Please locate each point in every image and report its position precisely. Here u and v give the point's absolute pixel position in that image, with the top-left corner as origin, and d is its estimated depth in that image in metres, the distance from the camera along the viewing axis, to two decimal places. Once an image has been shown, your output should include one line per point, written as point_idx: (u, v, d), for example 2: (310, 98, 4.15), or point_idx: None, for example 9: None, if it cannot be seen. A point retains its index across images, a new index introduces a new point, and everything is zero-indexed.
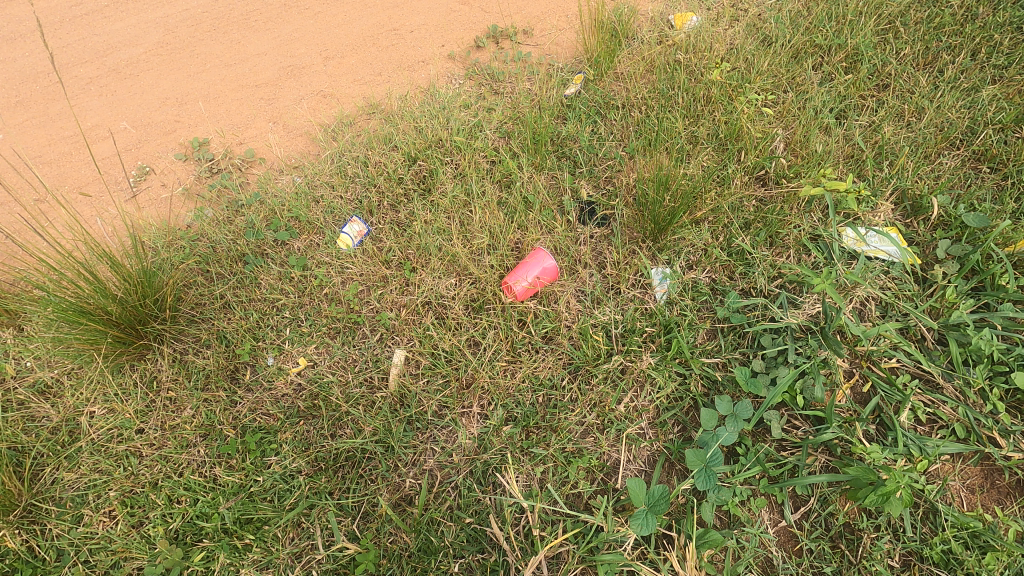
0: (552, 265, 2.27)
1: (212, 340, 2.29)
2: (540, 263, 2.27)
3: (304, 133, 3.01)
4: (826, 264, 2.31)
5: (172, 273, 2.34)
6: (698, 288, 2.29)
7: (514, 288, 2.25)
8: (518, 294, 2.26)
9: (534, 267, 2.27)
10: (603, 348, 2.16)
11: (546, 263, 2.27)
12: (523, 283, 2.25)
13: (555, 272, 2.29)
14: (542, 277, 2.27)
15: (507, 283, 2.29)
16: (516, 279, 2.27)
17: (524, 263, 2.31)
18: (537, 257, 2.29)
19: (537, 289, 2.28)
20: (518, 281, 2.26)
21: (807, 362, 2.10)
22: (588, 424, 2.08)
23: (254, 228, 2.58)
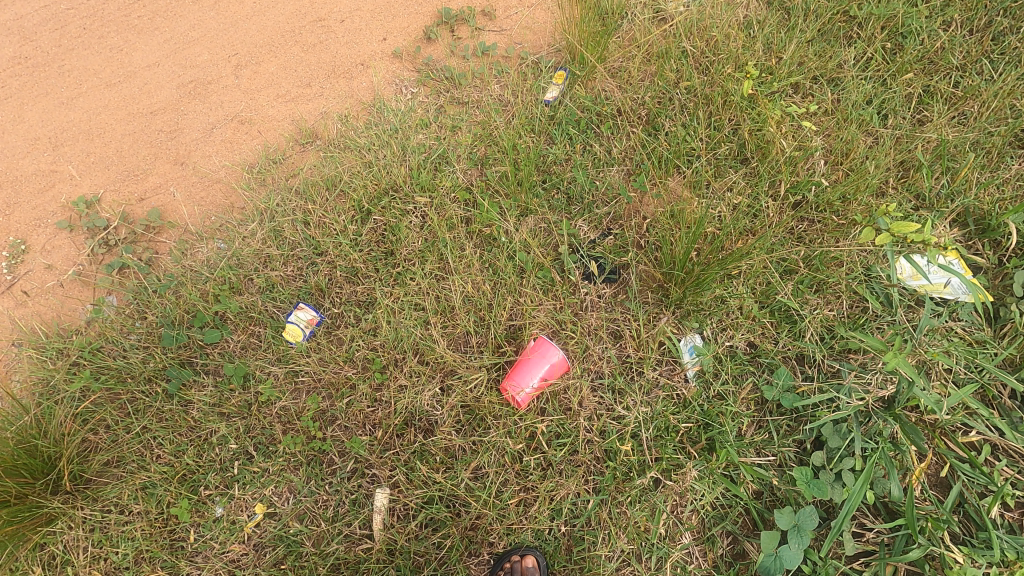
0: (560, 358, 1.79)
1: (138, 497, 1.77)
2: (545, 357, 1.79)
3: (221, 177, 2.37)
4: (886, 316, 1.90)
5: (67, 426, 1.78)
6: (737, 362, 1.88)
7: (516, 394, 1.78)
8: (522, 401, 1.78)
9: (539, 364, 1.79)
10: (633, 459, 1.76)
11: (553, 357, 1.79)
12: (526, 387, 1.78)
13: (565, 366, 1.82)
14: (549, 374, 1.80)
15: (505, 386, 1.81)
16: (517, 382, 1.79)
17: (524, 357, 1.83)
18: (541, 350, 1.80)
19: (543, 388, 1.81)
20: (521, 384, 1.78)
21: (877, 451, 1.73)
22: (624, 555, 1.70)
23: (171, 327, 2.01)
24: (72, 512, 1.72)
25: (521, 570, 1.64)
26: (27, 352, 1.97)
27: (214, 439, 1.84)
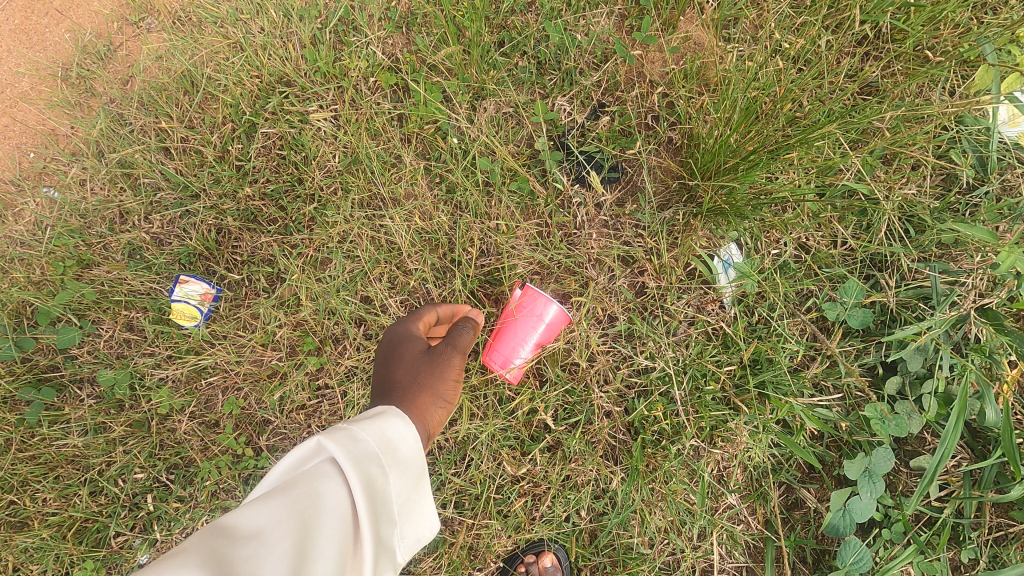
0: (559, 316, 1.26)
1: (27, 562, 1.34)
2: (535, 319, 1.27)
3: (24, 88, 1.58)
4: (982, 189, 1.40)
5: None
6: (789, 277, 1.41)
7: (502, 371, 1.32)
8: (513, 378, 1.33)
9: (528, 328, 1.29)
10: (665, 424, 1.36)
11: (549, 317, 1.26)
12: (515, 360, 1.31)
13: (566, 323, 1.29)
14: (546, 339, 1.30)
15: (488, 357, 1.35)
16: (501, 355, 1.32)
17: (507, 317, 1.32)
18: (529, 309, 1.28)
19: (543, 345, 1.31)
20: (506, 358, 1.31)
21: (971, 370, 1.34)
22: (661, 534, 1.38)
23: (8, 332, 1.42)
24: None
25: (539, 572, 1.36)
26: None
27: (110, 474, 1.37)
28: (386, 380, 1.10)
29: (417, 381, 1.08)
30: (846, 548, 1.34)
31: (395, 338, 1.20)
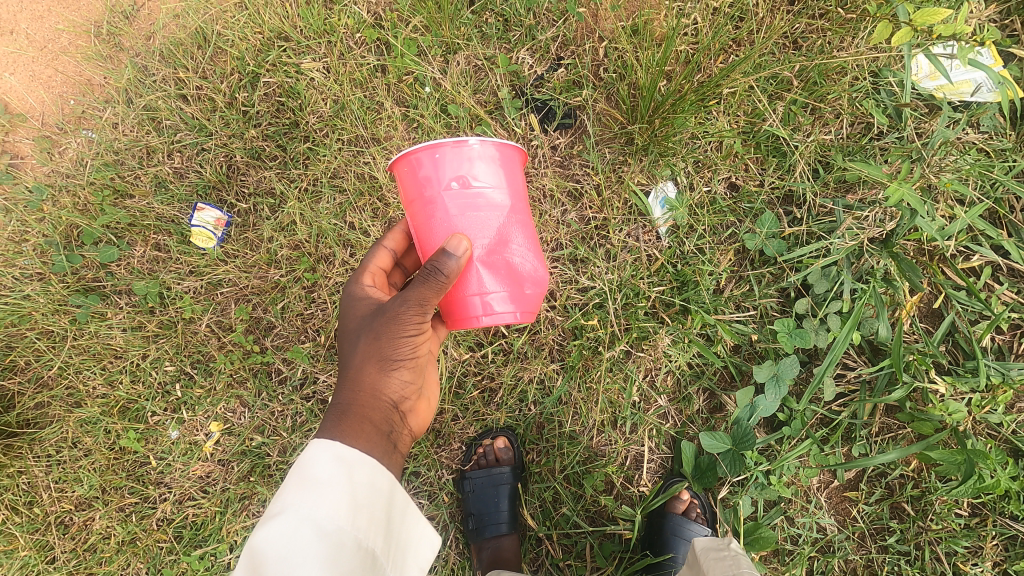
0: (487, 142, 1.02)
1: (83, 432, 1.67)
2: (458, 183, 1.01)
3: (63, 47, 1.85)
4: (894, 133, 1.58)
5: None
6: (716, 211, 1.62)
7: (497, 297, 1.05)
8: (522, 288, 1.07)
9: (464, 201, 1.01)
10: (601, 332, 1.61)
11: (473, 155, 1.01)
12: (489, 260, 1.04)
13: (510, 147, 1.06)
14: (500, 185, 1.04)
15: (452, 311, 1.09)
16: (465, 277, 1.04)
17: (421, 221, 1.06)
18: (436, 179, 1.01)
19: (476, 207, 1.02)
20: (473, 272, 1.04)
21: (868, 291, 1.56)
22: (597, 425, 1.65)
23: (59, 249, 1.72)
24: (18, 461, 1.64)
25: (495, 453, 1.66)
26: None
27: (146, 364, 1.68)
28: (350, 345, 1.14)
29: (367, 353, 1.08)
30: (734, 442, 1.58)
31: (372, 271, 1.25)
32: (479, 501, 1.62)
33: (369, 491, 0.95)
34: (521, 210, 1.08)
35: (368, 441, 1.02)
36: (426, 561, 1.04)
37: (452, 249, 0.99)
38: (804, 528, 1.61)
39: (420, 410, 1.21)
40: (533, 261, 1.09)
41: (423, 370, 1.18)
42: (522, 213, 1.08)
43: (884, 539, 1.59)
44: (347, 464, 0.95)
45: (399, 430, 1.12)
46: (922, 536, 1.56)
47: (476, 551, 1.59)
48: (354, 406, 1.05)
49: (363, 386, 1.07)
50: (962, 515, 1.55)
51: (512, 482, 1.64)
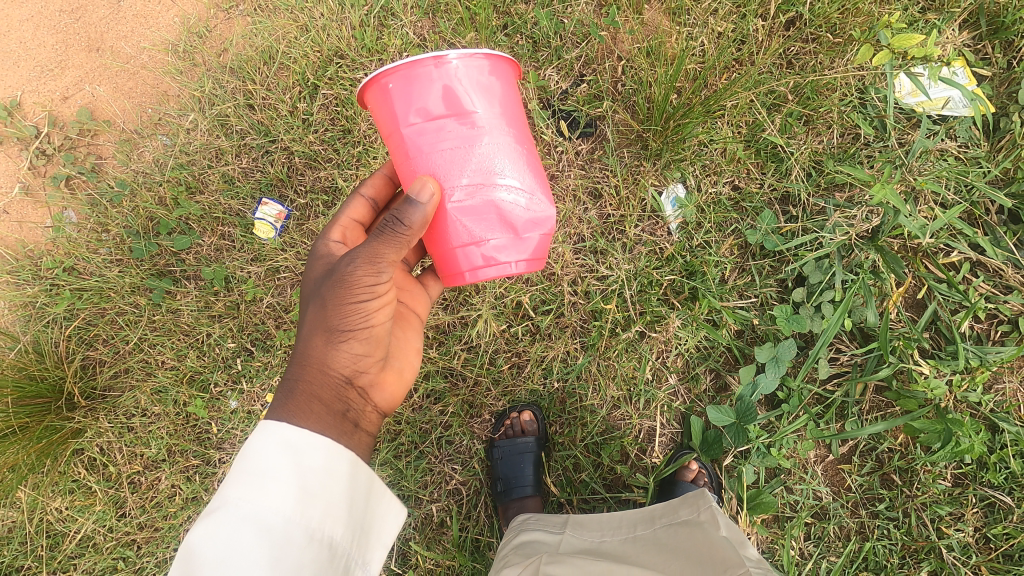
0: (467, 62, 1.06)
1: (154, 400, 1.88)
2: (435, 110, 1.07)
3: (145, 63, 2.11)
4: (879, 143, 1.78)
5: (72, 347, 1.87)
6: (721, 210, 1.82)
7: (496, 238, 1.14)
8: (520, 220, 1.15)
9: (447, 128, 1.07)
10: (618, 315, 1.81)
11: (454, 78, 1.06)
12: (480, 195, 1.11)
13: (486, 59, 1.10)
14: (483, 102, 1.09)
15: (444, 265, 1.21)
16: (458, 219, 1.13)
17: (404, 157, 1.12)
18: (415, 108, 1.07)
19: (451, 136, 1.08)
20: (466, 211, 1.12)
21: (857, 281, 1.75)
22: (613, 400, 1.83)
23: (138, 238, 1.95)
24: (97, 424, 1.85)
25: (521, 424, 1.84)
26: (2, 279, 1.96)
27: (212, 341, 1.89)
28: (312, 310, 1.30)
29: (318, 326, 1.24)
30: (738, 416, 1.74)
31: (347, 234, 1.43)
32: (506, 466, 1.79)
33: (316, 474, 1.09)
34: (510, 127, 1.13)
35: (318, 415, 1.18)
36: (389, 515, 1.19)
37: (424, 192, 1.09)
38: (801, 496, 1.78)
39: (383, 382, 1.35)
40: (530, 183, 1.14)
41: (384, 348, 1.32)
42: (504, 143, 1.11)
43: (875, 505, 1.76)
44: (292, 450, 1.10)
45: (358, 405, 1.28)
46: (909, 503, 1.73)
47: (502, 511, 1.77)
48: (301, 378, 1.23)
49: (308, 359, 1.24)
50: (945, 485, 1.71)
51: (536, 451, 1.80)
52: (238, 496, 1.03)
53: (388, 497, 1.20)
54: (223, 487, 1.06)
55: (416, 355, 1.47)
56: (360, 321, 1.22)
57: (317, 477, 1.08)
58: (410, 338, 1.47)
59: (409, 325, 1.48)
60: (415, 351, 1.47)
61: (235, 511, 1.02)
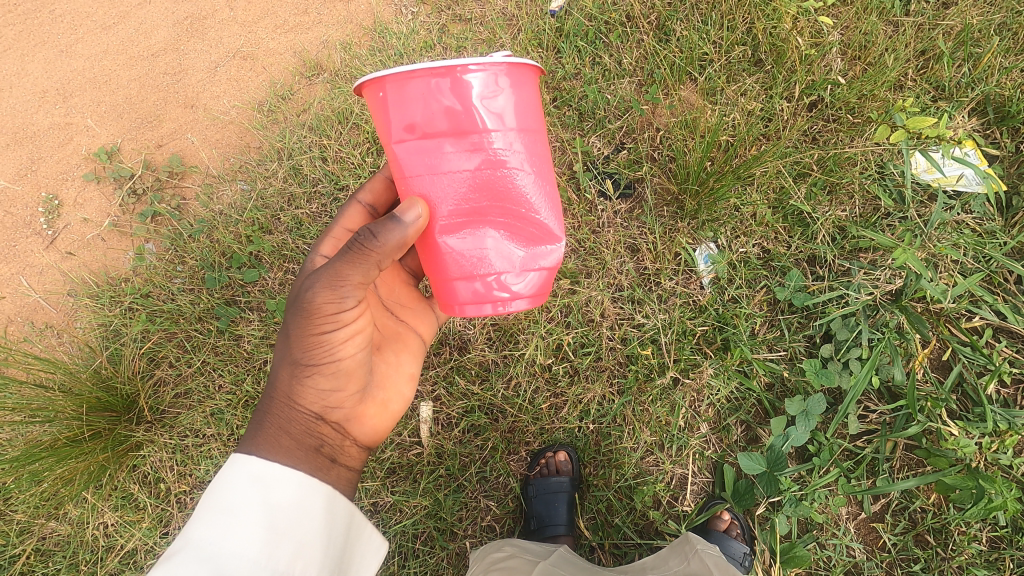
0: (472, 74, 1.05)
1: (209, 422, 1.99)
2: (436, 131, 1.09)
3: (233, 118, 2.38)
4: (899, 214, 1.92)
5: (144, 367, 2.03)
6: (751, 268, 1.96)
7: (499, 267, 1.21)
8: (524, 250, 1.22)
9: (460, 147, 1.10)
10: (653, 362, 1.90)
11: (455, 93, 1.06)
12: (481, 223, 1.18)
13: (510, 66, 1.10)
14: (503, 116, 1.11)
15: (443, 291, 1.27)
16: (458, 247, 1.20)
17: (401, 173, 1.17)
18: (430, 123, 1.08)
19: (452, 156, 1.11)
20: (466, 237, 1.19)
21: (883, 340, 1.84)
22: (646, 445, 1.89)
23: (211, 270, 2.13)
24: (157, 442, 1.98)
25: (555, 464, 1.90)
26: (85, 302, 2.15)
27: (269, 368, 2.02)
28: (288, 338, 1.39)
29: (288, 361, 1.32)
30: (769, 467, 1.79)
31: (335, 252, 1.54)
32: (539, 504, 1.84)
33: (286, 507, 1.18)
34: (526, 143, 1.15)
35: (287, 448, 1.26)
36: (362, 540, 1.32)
37: (409, 214, 1.15)
38: (834, 552, 1.79)
39: (361, 414, 1.39)
40: (538, 208, 1.19)
41: (360, 378, 1.36)
42: (506, 163, 1.13)
43: (910, 566, 1.76)
44: (261, 485, 1.19)
45: (335, 436, 1.35)
46: (945, 566, 1.73)
47: None
48: (271, 410, 1.31)
49: (280, 391, 1.33)
50: (981, 548, 1.71)
51: (570, 491, 1.85)
52: (204, 535, 1.10)
53: (360, 523, 1.32)
54: (188, 528, 1.12)
55: (404, 381, 1.50)
56: (325, 353, 1.27)
57: (286, 512, 1.17)
58: (398, 363, 1.50)
59: (402, 347, 1.53)
60: (401, 378, 1.49)
61: (200, 550, 1.08)
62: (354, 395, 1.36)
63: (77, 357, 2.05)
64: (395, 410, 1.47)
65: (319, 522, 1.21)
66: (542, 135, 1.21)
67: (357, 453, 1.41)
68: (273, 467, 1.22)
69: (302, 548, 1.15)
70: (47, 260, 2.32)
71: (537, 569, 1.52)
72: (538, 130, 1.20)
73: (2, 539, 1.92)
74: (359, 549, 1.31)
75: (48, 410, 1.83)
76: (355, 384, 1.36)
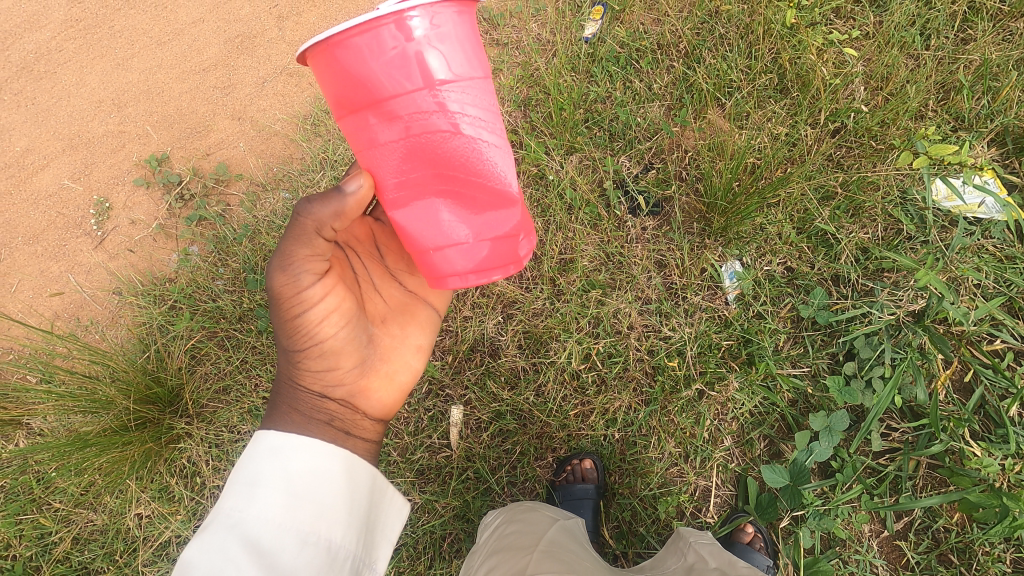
0: (370, 38, 1.04)
1: (246, 419, 2.07)
2: (359, 102, 1.11)
3: (278, 131, 2.51)
4: (920, 237, 1.98)
5: (184, 364, 2.11)
6: (776, 285, 2.02)
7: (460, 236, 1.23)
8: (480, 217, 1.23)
9: (394, 108, 1.09)
10: (679, 374, 1.95)
11: (362, 60, 1.06)
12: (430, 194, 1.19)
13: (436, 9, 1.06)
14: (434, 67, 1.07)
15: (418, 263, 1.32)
16: (416, 220, 1.23)
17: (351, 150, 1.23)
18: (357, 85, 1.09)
19: (379, 125, 1.12)
20: (420, 209, 1.22)
21: (905, 359, 1.88)
22: (671, 456, 1.92)
23: (252, 272, 2.21)
24: (195, 435, 2.05)
25: (581, 471, 1.94)
26: (131, 301, 2.25)
27: None
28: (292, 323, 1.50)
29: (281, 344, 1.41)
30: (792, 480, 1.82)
31: None
32: (566, 510, 1.90)
33: (304, 474, 1.23)
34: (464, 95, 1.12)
35: (297, 421, 1.32)
36: (383, 502, 1.36)
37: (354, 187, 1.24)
38: (856, 568, 1.81)
39: (364, 386, 1.45)
40: (485, 171, 1.17)
41: (355, 352, 1.42)
42: (433, 126, 1.11)
43: None
44: (278, 455, 1.24)
45: (342, 410, 1.41)
46: None
47: None
48: (278, 391, 1.41)
49: (282, 373, 1.42)
50: (1005, 569, 1.72)
51: (596, 498, 1.91)
52: (231, 505, 1.16)
53: (382, 486, 1.36)
54: (217, 501, 1.18)
55: (409, 354, 1.55)
56: (307, 333, 1.34)
57: (305, 478, 1.22)
58: (404, 336, 1.55)
59: (409, 321, 1.58)
60: (406, 350, 1.54)
61: (228, 518, 1.14)
62: (353, 370, 1.43)
63: (122, 352, 2.13)
64: (401, 381, 1.52)
65: (339, 486, 1.25)
66: (480, 86, 1.14)
67: (371, 426, 1.47)
68: (286, 438, 1.27)
69: (322, 511, 1.20)
70: (95, 260, 2.43)
71: (540, 545, 1.47)
72: (482, 76, 1.15)
73: (43, 525, 1.99)
74: (383, 511, 1.35)
75: (96, 401, 1.91)
76: (347, 360, 1.41)
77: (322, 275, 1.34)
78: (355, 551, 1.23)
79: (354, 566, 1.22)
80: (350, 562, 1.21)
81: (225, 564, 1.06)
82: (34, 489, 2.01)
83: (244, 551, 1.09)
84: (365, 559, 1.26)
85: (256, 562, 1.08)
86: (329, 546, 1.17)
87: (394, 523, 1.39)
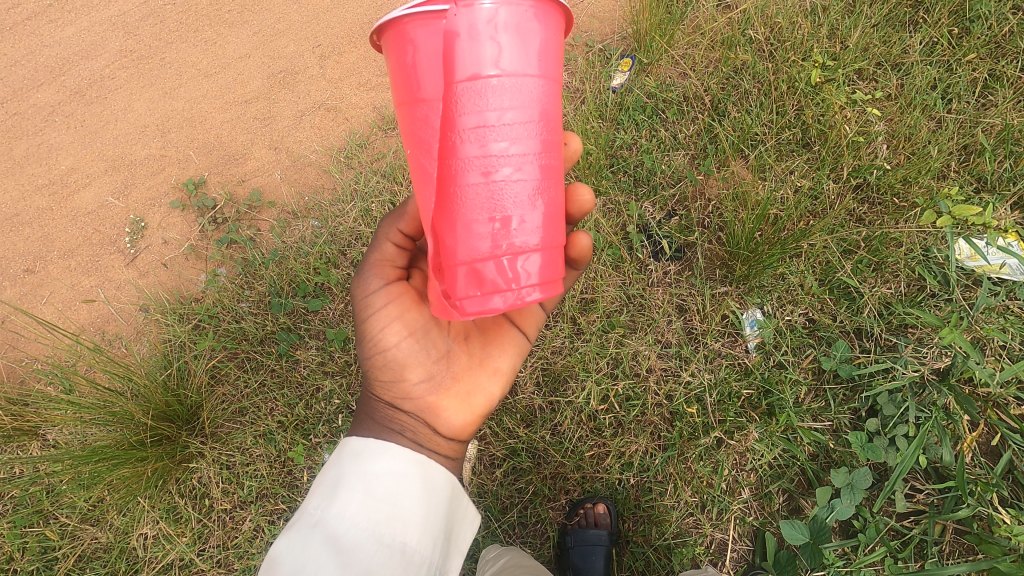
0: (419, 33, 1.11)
1: (259, 442, 2.07)
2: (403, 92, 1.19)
3: (313, 161, 2.60)
4: (944, 294, 1.98)
5: (202, 383, 2.12)
6: (797, 336, 2.02)
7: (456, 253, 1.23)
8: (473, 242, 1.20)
9: (458, 85, 1.10)
10: (698, 421, 1.93)
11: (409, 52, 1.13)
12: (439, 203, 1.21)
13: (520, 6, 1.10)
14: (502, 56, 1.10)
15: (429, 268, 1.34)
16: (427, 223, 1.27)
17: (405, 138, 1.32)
18: (417, 66, 1.13)
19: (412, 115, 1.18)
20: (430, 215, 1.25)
21: (930, 418, 1.84)
22: (686, 505, 1.88)
23: (278, 296, 2.25)
24: (207, 455, 2.05)
25: (594, 516, 1.91)
26: (157, 318, 2.29)
27: (321, 395, 2.10)
28: None
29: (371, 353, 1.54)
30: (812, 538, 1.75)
31: None
32: (577, 555, 1.85)
33: (383, 476, 1.25)
34: (524, 92, 1.13)
35: (373, 429, 1.39)
36: (459, 510, 1.36)
37: None
38: None
39: (435, 403, 1.42)
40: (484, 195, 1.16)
41: (424, 366, 1.41)
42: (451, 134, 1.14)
43: None
44: (358, 458, 1.28)
45: (412, 424, 1.40)
46: None
47: None
48: (364, 400, 1.50)
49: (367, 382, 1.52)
50: None
51: (608, 545, 1.86)
52: (314, 505, 1.20)
53: (458, 493, 1.36)
54: (302, 502, 1.22)
55: (486, 377, 1.48)
56: (374, 340, 1.41)
57: (383, 481, 1.24)
58: (484, 358, 1.49)
59: (493, 341, 1.52)
60: (484, 372, 1.48)
61: (311, 517, 1.17)
62: (419, 383, 1.41)
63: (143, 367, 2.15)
64: (475, 403, 1.45)
65: (416, 488, 1.27)
66: (511, 104, 1.13)
67: (443, 445, 1.42)
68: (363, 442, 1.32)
69: (400, 514, 1.21)
70: (125, 276, 2.50)
71: None
72: (548, 86, 1.18)
73: (47, 538, 1.98)
74: (458, 521, 1.35)
75: (110, 415, 1.91)
76: (413, 372, 1.41)
77: (390, 282, 1.44)
78: (432, 556, 1.22)
79: (431, 570, 1.20)
80: (427, 567, 1.19)
81: (307, 560, 1.09)
82: (42, 501, 2.01)
83: (325, 547, 1.11)
84: (441, 566, 1.24)
85: (334, 558, 1.09)
86: (405, 550, 1.17)
87: (468, 533, 1.37)
